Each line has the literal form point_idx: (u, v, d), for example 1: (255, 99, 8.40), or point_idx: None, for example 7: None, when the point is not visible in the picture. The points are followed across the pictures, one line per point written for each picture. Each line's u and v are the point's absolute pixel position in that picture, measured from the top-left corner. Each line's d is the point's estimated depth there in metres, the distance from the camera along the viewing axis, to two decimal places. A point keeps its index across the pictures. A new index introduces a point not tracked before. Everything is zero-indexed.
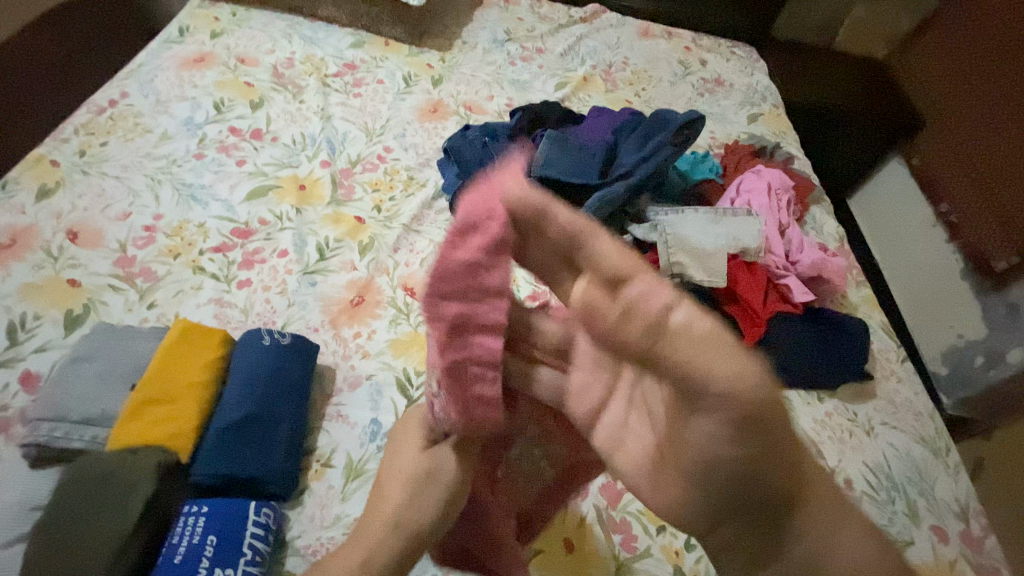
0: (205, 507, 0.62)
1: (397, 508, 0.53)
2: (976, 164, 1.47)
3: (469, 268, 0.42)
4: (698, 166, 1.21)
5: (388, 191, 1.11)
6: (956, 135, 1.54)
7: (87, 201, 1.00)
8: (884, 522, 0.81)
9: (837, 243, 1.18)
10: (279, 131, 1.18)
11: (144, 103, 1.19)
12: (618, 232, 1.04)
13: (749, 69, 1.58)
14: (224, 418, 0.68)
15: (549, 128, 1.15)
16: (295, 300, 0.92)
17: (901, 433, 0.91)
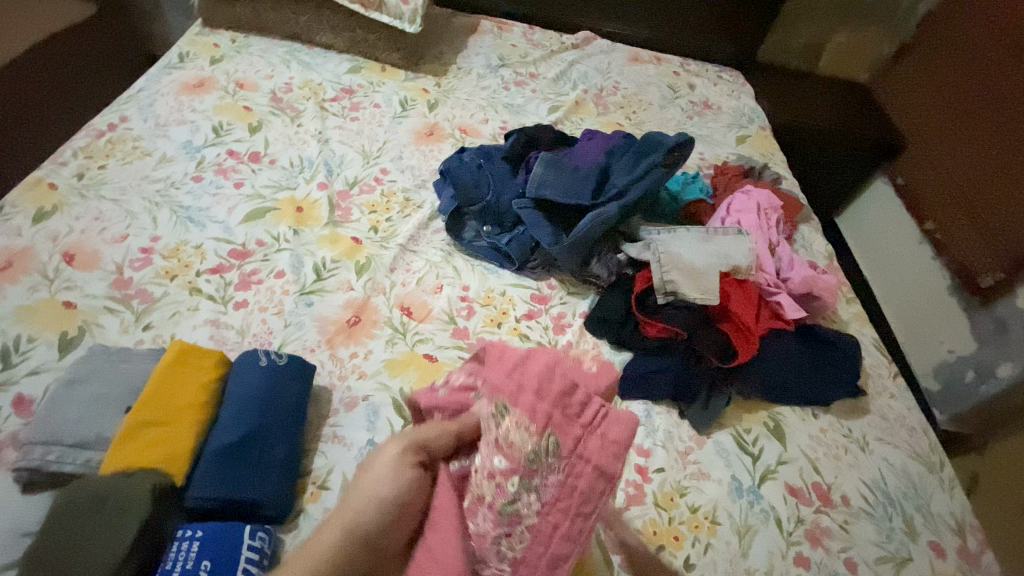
0: (200, 531, 0.61)
1: None
2: (957, 183, 1.52)
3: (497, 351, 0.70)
4: (688, 186, 1.23)
5: (385, 212, 1.12)
6: (938, 154, 1.59)
7: (84, 223, 1.00)
8: (881, 539, 0.81)
9: (826, 261, 1.20)
10: (277, 154, 1.20)
11: (144, 127, 1.21)
12: (612, 250, 1.06)
13: (736, 93, 1.63)
14: (219, 440, 0.67)
15: (543, 150, 1.18)
16: (291, 320, 0.92)
17: (895, 449, 0.91)
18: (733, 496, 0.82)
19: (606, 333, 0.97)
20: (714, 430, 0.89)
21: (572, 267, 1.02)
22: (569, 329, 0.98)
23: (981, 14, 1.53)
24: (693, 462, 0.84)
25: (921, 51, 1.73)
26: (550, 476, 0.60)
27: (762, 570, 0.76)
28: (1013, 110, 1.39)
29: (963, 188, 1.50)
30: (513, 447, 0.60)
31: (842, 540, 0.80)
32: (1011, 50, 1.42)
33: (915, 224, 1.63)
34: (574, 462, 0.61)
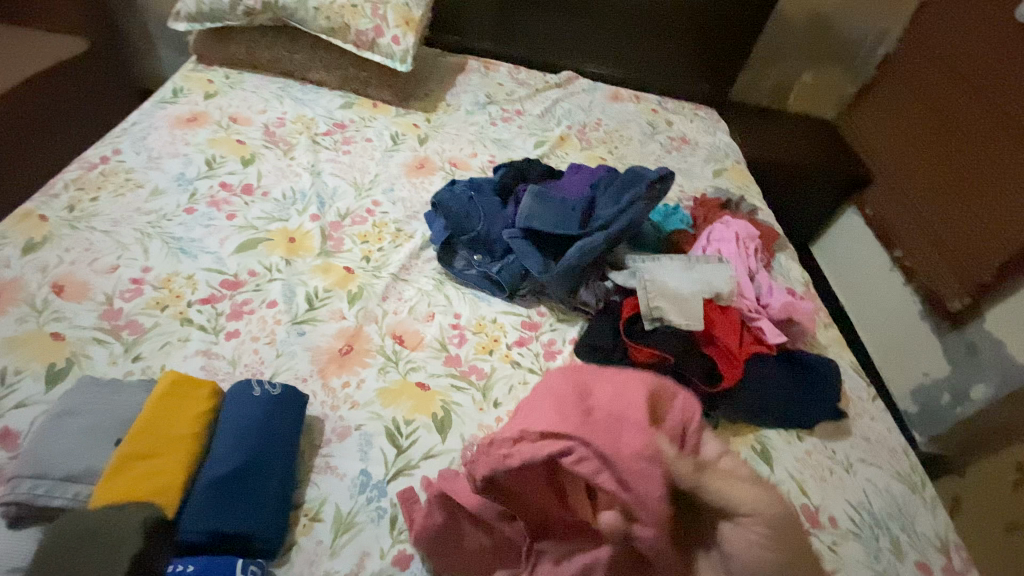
0: (191, 566, 0.61)
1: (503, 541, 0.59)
2: (926, 213, 1.59)
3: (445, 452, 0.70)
4: (670, 217, 1.28)
5: (377, 242, 1.15)
6: (899, 183, 1.70)
7: (75, 254, 1.00)
8: (870, 560, 0.82)
9: (803, 287, 1.25)
10: (270, 186, 1.22)
11: (137, 160, 1.22)
12: (600, 278, 1.09)
13: (711, 129, 1.72)
14: (213, 472, 0.67)
15: (530, 183, 1.22)
16: (283, 350, 0.92)
17: (878, 469, 0.94)
18: None
19: (595, 358, 0.99)
20: None
21: (562, 294, 1.05)
22: (559, 355, 1.00)
23: (938, 60, 1.66)
24: None
25: (888, 91, 1.84)
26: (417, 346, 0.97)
27: None
28: (980, 144, 1.47)
29: (926, 216, 1.59)
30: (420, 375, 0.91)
31: (833, 562, 0.81)
32: (966, 93, 1.55)
33: (885, 253, 1.71)
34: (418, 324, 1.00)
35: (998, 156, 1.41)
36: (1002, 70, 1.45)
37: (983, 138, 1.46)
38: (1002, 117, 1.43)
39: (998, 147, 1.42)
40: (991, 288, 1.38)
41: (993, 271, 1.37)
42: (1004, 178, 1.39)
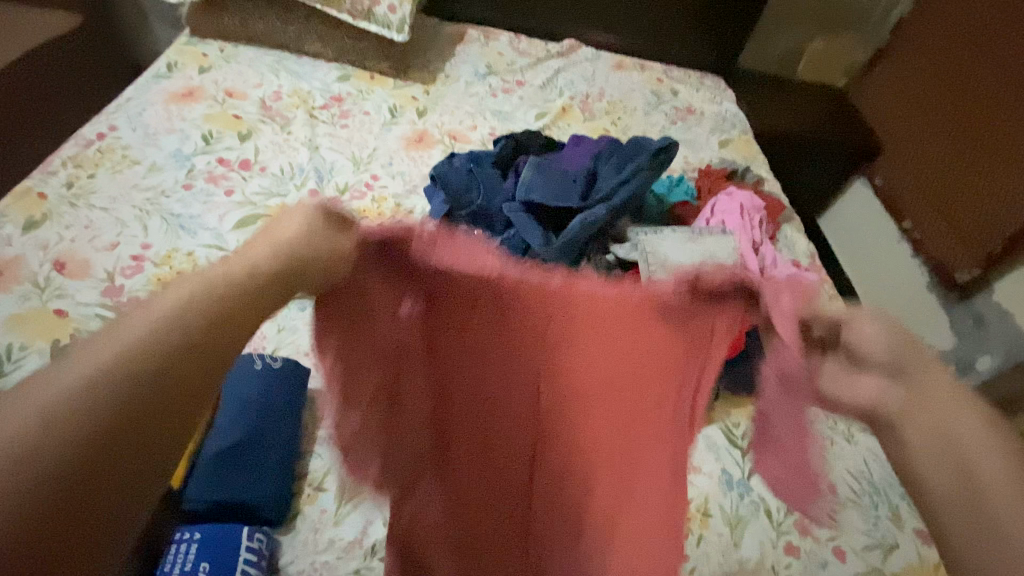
0: (198, 533, 0.61)
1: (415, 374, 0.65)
2: (931, 182, 1.57)
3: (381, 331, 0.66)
4: (674, 189, 1.27)
5: (377, 218, 1.14)
6: (906, 152, 1.67)
7: (74, 232, 1.00)
8: (868, 528, 0.83)
9: (809, 260, 1.24)
10: (267, 162, 1.21)
11: (133, 136, 1.21)
12: (601, 252, 1.08)
13: (717, 99, 1.67)
14: (216, 444, 0.68)
15: (531, 155, 1.20)
16: (285, 326, 0.92)
17: (875, 443, 0.94)
18: (724, 489, 0.84)
19: None
20: (705, 425, 0.91)
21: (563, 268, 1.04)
22: None
23: (949, 22, 1.60)
24: None
25: (902, 51, 1.76)
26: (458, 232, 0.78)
27: (754, 560, 0.78)
28: (996, 106, 1.41)
29: (932, 185, 1.56)
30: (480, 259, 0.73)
31: (830, 529, 0.82)
32: (974, 56, 1.50)
33: (895, 225, 1.68)
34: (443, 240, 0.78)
35: (1012, 119, 1.37)
36: (1020, 24, 1.39)
37: (994, 103, 1.43)
38: (1010, 82, 1.39)
39: (1007, 113, 1.38)
40: (999, 259, 1.36)
41: (1001, 242, 1.35)
42: (1010, 145, 1.36)
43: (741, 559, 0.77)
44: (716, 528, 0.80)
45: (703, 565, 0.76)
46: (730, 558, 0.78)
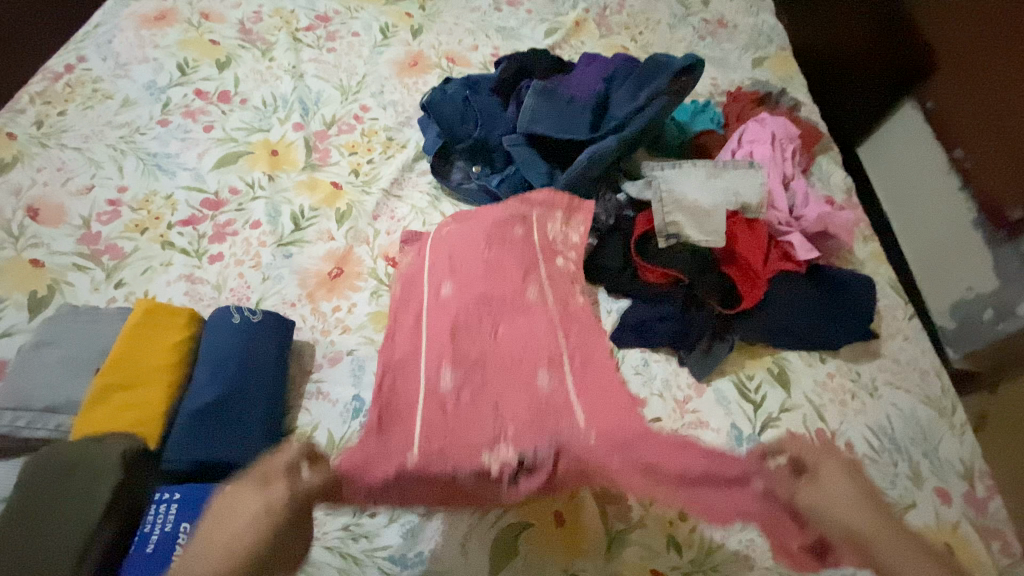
0: (178, 493, 0.59)
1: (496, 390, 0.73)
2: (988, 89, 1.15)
3: (414, 346, 0.77)
4: (697, 116, 1.13)
5: (366, 154, 1.04)
6: (955, 49, 1.21)
7: (47, 175, 0.95)
8: (884, 486, 0.78)
9: (846, 196, 1.11)
10: (248, 93, 1.11)
11: (103, 67, 1.11)
12: (611, 191, 0.98)
13: (758, 7, 1.43)
14: (194, 401, 0.65)
15: (536, 79, 1.06)
16: (269, 274, 0.87)
17: (905, 397, 0.86)
18: (733, 445, 0.79)
19: (603, 279, 0.92)
20: (715, 377, 0.85)
21: None
22: None
23: None
24: (691, 411, 0.82)
25: None
26: (448, 377, 0.72)
27: None
28: None
29: (990, 96, 1.15)
30: (455, 377, 0.72)
31: None
32: None
33: (938, 148, 1.27)
34: (393, 395, 0.72)
35: None
36: None
37: None
38: None
39: None
40: None
41: None
42: None
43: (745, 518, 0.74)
44: None
45: (705, 524, 0.73)
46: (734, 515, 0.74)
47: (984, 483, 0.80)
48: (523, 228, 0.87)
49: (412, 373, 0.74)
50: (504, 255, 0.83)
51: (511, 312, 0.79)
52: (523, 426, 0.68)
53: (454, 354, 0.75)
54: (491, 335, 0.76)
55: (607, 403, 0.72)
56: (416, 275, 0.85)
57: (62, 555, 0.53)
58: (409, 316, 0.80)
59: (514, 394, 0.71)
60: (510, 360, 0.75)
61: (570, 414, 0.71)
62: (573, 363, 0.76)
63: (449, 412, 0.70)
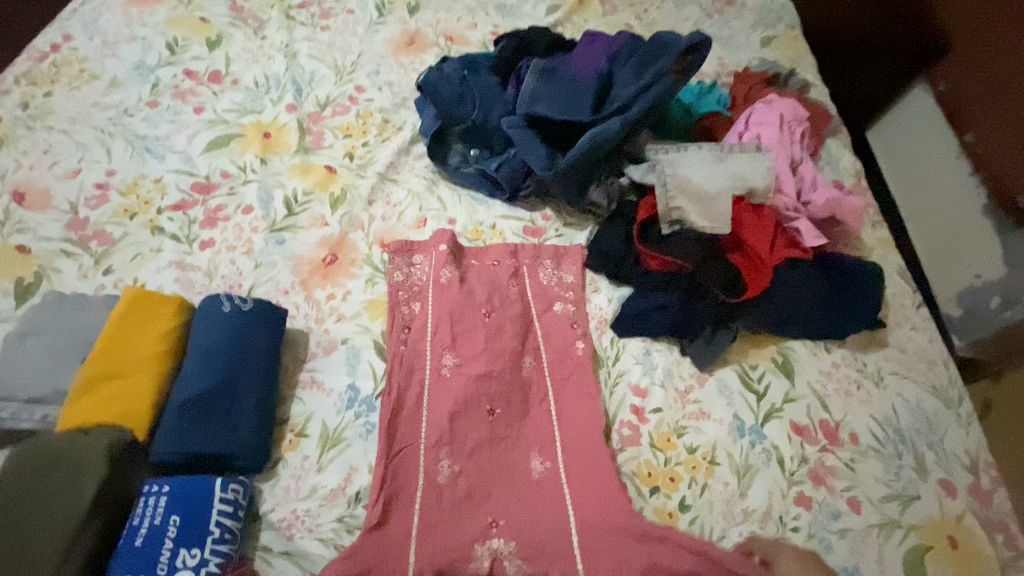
0: (167, 486, 0.59)
1: (486, 469, 0.69)
2: (1000, 72, 1.11)
3: (413, 413, 0.72)
4: (703, 98, 1.09)
5: (361, 136, 1.01)
6: (973, 27, 1.16)
7: (34, 158, 0.92)
8: (888, 478, 0.76)
9: (854, 180, 1.07)
10: (239, 73, 1.07)
11: (90, 46, 1.08)
12: (614, 175, 0.95)
13: None
14: (183, 393, 0.64)
15: (536, 58, 1.02)
16: (262, 261, 0.85)
17: (911, 386, 0.84)
18: (734, 436, 0.78)
19: (602, 267, 0.89)
20: (717, 367, 0.83)
21: (568, 194, 0.92)
22: (570, 262, 0.89)
23: None
24: (693, 402, 0.80)
25: None
26: (443, 463, 0.69)
27: (760, 510, 0.73)
28: None
29: (1001, 80, 1.10)
30: (451, 455, 0.69)
31: (848, 479, 0.76)
32: None
33: (948, 133, 1.23)
34: (391, 469, 0.68)
35: None
36: None
37: None
38: None
39: None
40: None
41: None
42: None
43: (747, 510, 0.73)
44: (722, 477, 0.75)
45: (706, 515, 0.72)
46: (735, 507, 0.73)
47: (990, 474, 0.78)
48: (518, 285, 0.85)
49: (410, 459, 0.68)
50: (501, 322, 0.80)
51: (506, 389, 0.75)
52: (514, 520, 0.66)
53: (449, 431, 0.70)
54: (484, 417, 0.72)
55: (595, 495, 0.68)
56: (413, 340, 0.77)
57: (47, 547, 0.53)
58: (408, 376, 0.74)
59: (504, 485, 0.69)
60: (507, 438, 0.72)
61: (558, 507, 0.67)
62: (565, 445, 0.72)
63: (444, 505, 0.66)
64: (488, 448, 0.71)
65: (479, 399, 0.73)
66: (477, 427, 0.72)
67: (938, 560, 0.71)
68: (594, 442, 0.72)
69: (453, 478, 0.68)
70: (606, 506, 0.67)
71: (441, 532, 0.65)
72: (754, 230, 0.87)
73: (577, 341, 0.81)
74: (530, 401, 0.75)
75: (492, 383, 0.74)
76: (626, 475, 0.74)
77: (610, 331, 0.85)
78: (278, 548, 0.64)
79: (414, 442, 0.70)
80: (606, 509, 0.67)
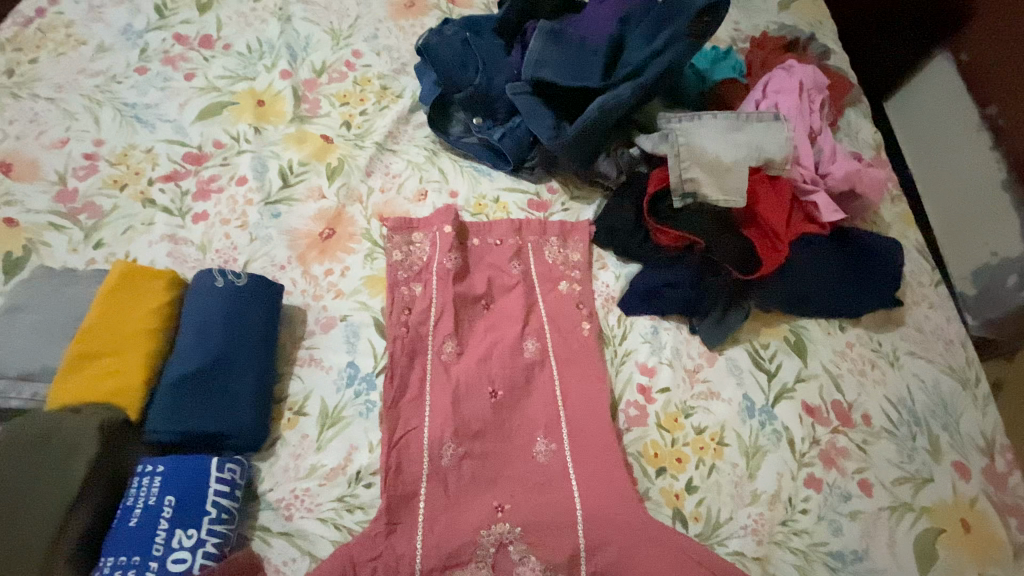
0: (161, 466, 0.58)
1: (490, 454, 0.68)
2: None
3: (416, 398, 0.70)
4: (718, 63, 1.04)
5: (359, 104, 0.96)
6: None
7: (20, 128, 0.89)
8: (901, 460, 0.74)
9: (874, 152, 1.02)
10: (232, 38, 1.02)
11: (76, 9, 1.03)
12: (625, 145, 0.91)
13: None
14: (176, 371, 0.62)
15: (543, 20, 0.97)
16: (257, 235, 0.82)
17: (928, 367, 0.81)
18: (743, 417, 0.76)
19: (611, 243, 0.85)
20: (727, 346, 0.81)
21: (574, 165, 0.89)
22: (576, 236, 0.86)
23: None
24: (702, 381, 0.78)
25: None
26: (449, 449, 0.67)
27: (769, 492, 0.71)
28: None
29: None
30: (455, 442, 0.67)
31: (859, 461, 0.74)
32: None
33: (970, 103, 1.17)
34: (395, 456, 0.66)
35: None
36: None
37: None
38: None
39: None
40: None
41: None
42: None
43: (755, 491, 0.71)
44: (730, 458, 0.73)
45: (713, 497, 0.70)
46: (743, 489, 0.71)
47: (1005, 456, 0.76)
48: (520, 266, 0.82)
49: (414, 445, 0.67)
50: (502, 312, 0.78)
51: (510, 373, 0.72)
52: (521, 505, 0.65)
53: (454, 416, 0.69)
54: (489, 401, 0.70)
55: (600, 482, 0.67)
56: (415, 323, 0.74)
57: (39, 527, 0.52)
58: (410, 361, 0.72)
59: (509, 472, 0.67)
60: (511, 424, 0.70)
61: (563, 493, 0.66)
62: (571, 429, 0.70)
63: (449, 492, 0.65)
64: (493, 434, 0.69)
65: (483, 382, 0.71)
66: (482, 411, 0.70)
67: (950, 544, 0.70)
68: (597, 427, 0.70)
69: (457, 464, 0.67)
70: (610, 494, 0.66)
71: (447, 518, 0.63)
72: (768, 205, 0.83)
73: (583, 322, 0.78)
74: (533, 383, 0.73)
75: (496, 369, 0.72)
76: (632, 455, 0.72)
77: (617, 310, 0.82)
78: (278, 527, 0.63)
79: (417, 428, 0.68)
80: (611, 497, 0.66)
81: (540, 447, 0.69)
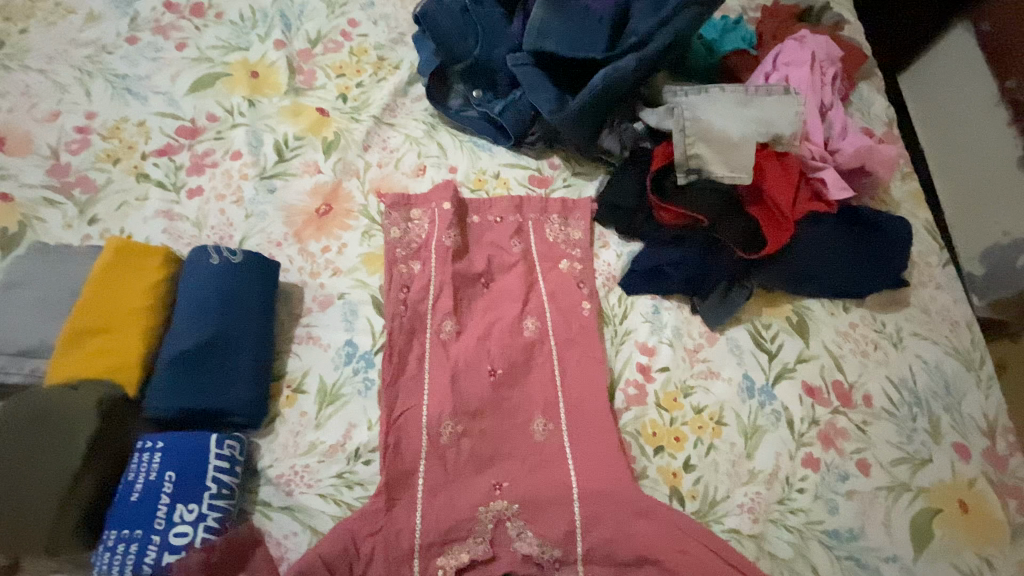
0: (161, 442, 0.58)
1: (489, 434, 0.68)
2: None
3: (416, 377, 0.70)
4: (727, 34, 1.00)
5: (355, 76, 0.94)
6: None
7: (10, 100, 0.87)
8: (901, 441, 0.74)
9: (886, 128, 0.99)
10: (224, 6, 0.99)
11: None
12: (629, 120, 0.88)
13: None
14: (174, 348, 0.62)
15: None
16: (253, 211, 0.81)
17: (932, 347, 0.81)
18: (743, 397, 0.75)
19: (613, 220, 0.84)
20: (728, 326, 0.80)
21: (578, 139, 0.86)
22: (577, 213, 0.84)
23: None
24: (702, 361, 0.77)
25: None
26: (447, 427, 0.67)
27: (767, 472, 0.71)
28: None
29: None
30: (454, 420, 0.67)
31: (858, 441, 0.74)
32: None
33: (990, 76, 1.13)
34: (395, 436, 0.66)
35: None
36: None
37: None
38: None
39: None
40: None
41: None
42: None
43: (752, 471, 0.71)
44: (728, 437, 0.73)
45: (710, 476, 0.70)
46: (740, 468, 0.71)
47: (1005, 438, 0.76)
48: (521, 243, 0.80)
49: (413, 423, 0.67)
50: (503, 290, 0.77)
51: (510, 352, 0.72)
52: (519, 484, 0.65)
53: (454, 394, 0.68)
54: (487, 380, 0.70)
55: (599, 461, 0.67)
56: (414, 301, 0.74)
57: (43, 499, 0.53)
58: (410, 339, 0.71)
59: (507, 451, 0.67)
60: (509, 403, 0.70)
61: (561, 472, 0.66)
62: (570, 409, 0.70)
63: (448, 469, 0.65)
64: (491, 413, 0.69)
65: (481, 361, 0.71)
66: (481, 390, 0.69)
67: (946, 523, 0.70)
68: (596, 406, 0.70)
69: (456, 442, 0.67)
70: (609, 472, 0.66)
71: (445, 496, 0.64)
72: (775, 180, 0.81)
73: (583, 302, 0.77)
74: (533, 362, 0.72)
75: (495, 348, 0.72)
76: (630, 434, 0.72)
77: (618, 289, 0.81)
78: (278, 502, 0.64)
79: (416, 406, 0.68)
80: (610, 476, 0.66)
81: (538, 426, 0.69)
